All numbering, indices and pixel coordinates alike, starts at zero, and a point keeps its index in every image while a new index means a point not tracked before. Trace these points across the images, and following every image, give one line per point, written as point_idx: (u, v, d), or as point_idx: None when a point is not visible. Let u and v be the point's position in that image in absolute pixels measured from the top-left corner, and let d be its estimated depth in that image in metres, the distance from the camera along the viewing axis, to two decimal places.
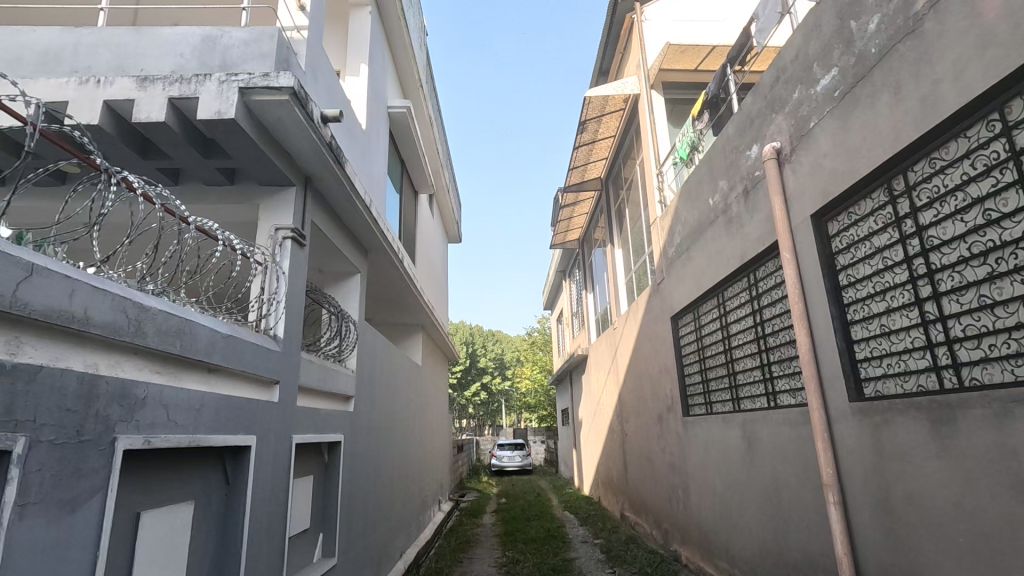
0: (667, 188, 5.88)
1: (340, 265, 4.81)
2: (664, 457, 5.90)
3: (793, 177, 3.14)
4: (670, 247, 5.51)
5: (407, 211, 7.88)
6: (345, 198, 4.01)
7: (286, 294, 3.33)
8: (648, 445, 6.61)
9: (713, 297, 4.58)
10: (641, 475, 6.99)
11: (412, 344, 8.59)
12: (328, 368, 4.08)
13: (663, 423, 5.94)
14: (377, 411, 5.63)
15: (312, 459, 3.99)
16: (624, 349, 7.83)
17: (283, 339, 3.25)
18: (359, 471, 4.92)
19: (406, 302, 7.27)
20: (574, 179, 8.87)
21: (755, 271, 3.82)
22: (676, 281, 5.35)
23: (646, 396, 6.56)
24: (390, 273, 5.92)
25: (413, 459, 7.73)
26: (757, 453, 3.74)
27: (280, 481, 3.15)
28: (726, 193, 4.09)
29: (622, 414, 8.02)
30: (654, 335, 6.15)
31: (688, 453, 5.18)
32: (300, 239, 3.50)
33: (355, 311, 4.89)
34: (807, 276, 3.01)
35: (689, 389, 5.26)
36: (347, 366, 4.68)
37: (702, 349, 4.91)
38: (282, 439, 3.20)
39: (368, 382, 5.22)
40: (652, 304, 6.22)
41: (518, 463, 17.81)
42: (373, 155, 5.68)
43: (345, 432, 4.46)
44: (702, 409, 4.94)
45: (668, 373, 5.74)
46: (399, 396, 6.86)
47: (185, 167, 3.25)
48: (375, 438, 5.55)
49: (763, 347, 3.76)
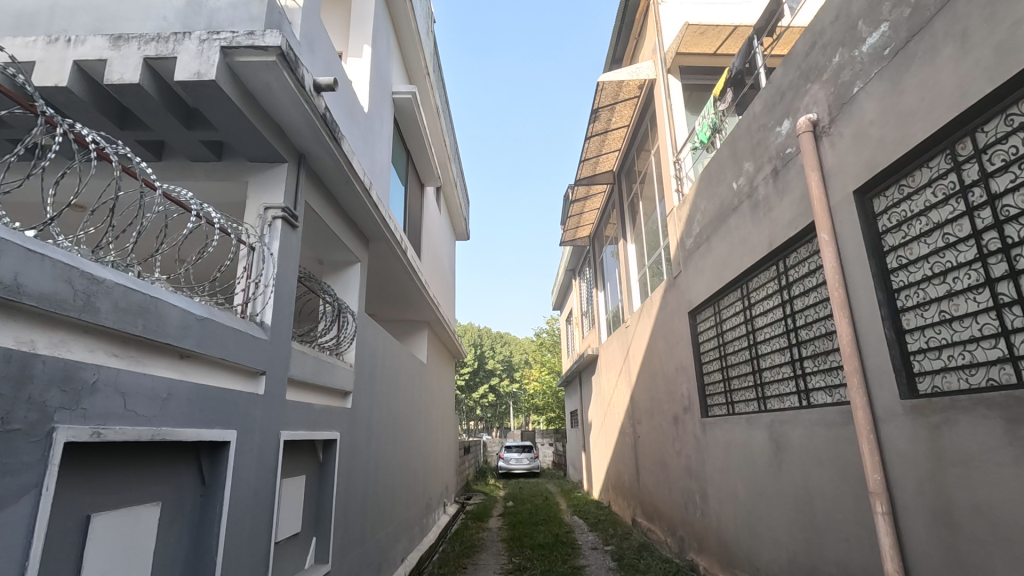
0: (686, 176, 5.57)
1: (340, 254, 4.57)
2: (680, 460, 5.58)
3: (833, 151, 2.83)
4: (688, 238, 5.20)
5: (412, 203, 7.64)
6: (343, 180, 3.76)
7: (274, 278, 3.07)
8: (662, 449, 6.30)
9: (736, 289, 4.27)
10: (655, 480, 6.66)
11: (417, 342, 8.34)
12: (324, 363, 3.80)
13: (678, 425, 5.62)
14: (377, 409, 5.37)
15: (305, 458, 3.73)
16: (637, 347, 7.53)
17: (271, 326, 3.00)
18: (358, 471, 4.66)
19: (410, 296, 7.01)
20: (586, 172, 8.54)
21: (784, 259, 3.52)
22: (695, 274, 5.04)
23: (661, 396, 6.25)
24: (392, 265, 5.65)
25: (417, 460, 7.47)
26: (786, 457, 3.42)
27: (266, 482, 2.89)
28: (752, 175, 3.79)
29: (635, 416, 7.71)
30: (670, 332, 5.84)
31: (706, 456, 4.86)
32: (291, 220, 3.25)
33: (355, 302, 4.63)
34: (848, 260, 2.71)
35: (708, 388, 4.95)
36: (345, 361, 4.40)
37: (723, 345, 4.60)
38: (268, 436, 2.93)
39: (368, 378, 4.96)
40: (667, 299, 5.92)
41: (526, 466, 17.51)
42: (376, 140, 5.43)
43: (342, 429, 4.20)
44: (722, 409, 4.63)
45: (684, 372, 5.44)
46: (402, 394, 6.61)
47: (167, 139, 3.02)
48: (376, 438, 5.29)
49: (793, 341, 3.46)
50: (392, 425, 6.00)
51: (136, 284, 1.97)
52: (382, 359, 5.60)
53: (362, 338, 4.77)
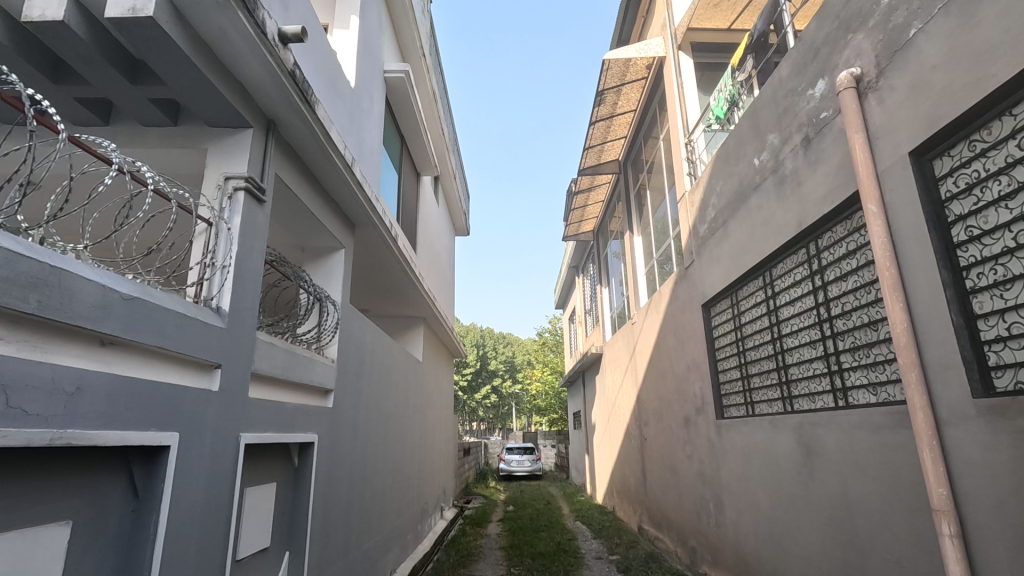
0: (698, 159, 5.15)
1: (321, 239, 4.18)
2: (692, 465, 5.18)
3: (881, 108, 2.42)
4: (702, 224, 4.80)
5: (407, 193, 7.25)
6: (321, 152, 3.38)
7: (235, 258, 2.68)
8: (671, 453, 5.89)
9: (757, 277, 3.86)
10: (663, 486, 6.25)
11: (412, 339, 7.94)
12: (299, 357, 3.40)
13: (690, 428, 5.21)
14: (365, 408, 4.98)
15: (276, 463, 3.34)
16: (644, 344, 7.12)
17: (229, 313, 2.61)
18: (341, 477, 4.27)
19: (403, 289, 6.62)
20: (591, 160, 8.14)
21: (816, 240, 3.11)
22: (709, 263, 4.63)
23: (670, 397, 5.84)
24: (382, 254, 5.26)
25: (412, 463, 7.07)
26: (818, 464, 3.02)
27: (222, 491, 2.51)
28: (777, 148, 3.38)
29: (641, 417, 7.30)
30: (681, 328, 5.44)
31: (722, 461, 4.46)
32: (256, 193, 2.86)
33: (338, 292, 4.23)
34: (902, 233, 2.30)
35: (723, 387, 4.54)
36: (326, 356, 4.00)
37: (741, 340, 4.19)
38: (225, 440, 2.54)
39: (354, 375, 4.57)
40: (678, 292, 5.51)
41: (528, 468, 17.11)
42: (364, 119, 5.04)
43: (321, 431, 3.81)
44: (740, 410, 4.23)
45: (696, 370, 5.04)
46: (395, 394, 6.21)
47: (111, 98, 2.64)
48: (363, 440, 4.90)
49: (826, 332, 3.05)
50: (382, 427, 5.61)
51: (29, 250, 1.60)
52: (371, 355, 5.21)
53: (347, 331, 4.37)
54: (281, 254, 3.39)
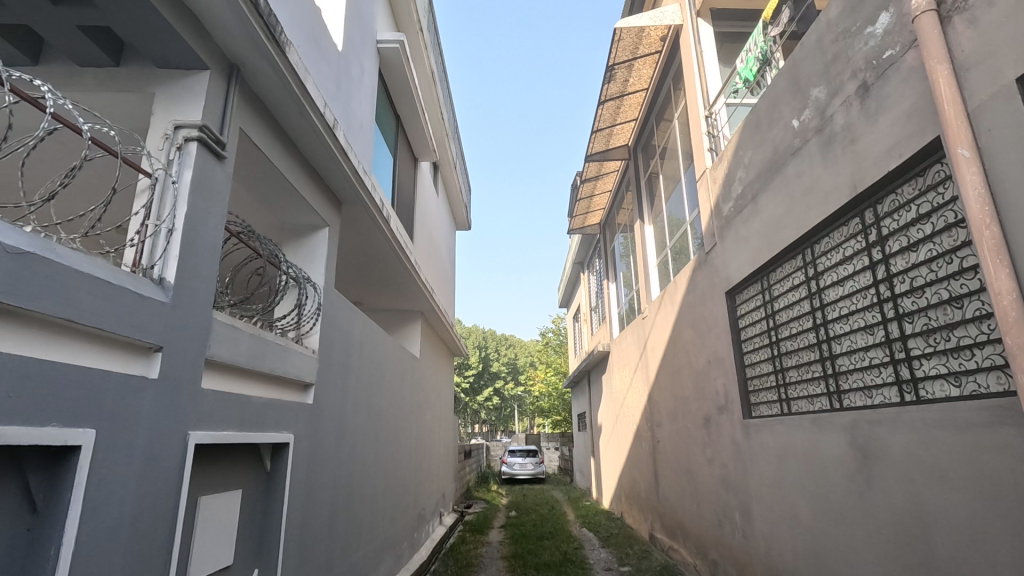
0: (720, 132, 4.69)
1: (301, 214, 3.72)
2: (713, 469, 4.71)
3: (974, 32, 1.97)
4: (725, 202, 4.34)
5: (404, 178, 6.82)
6: (295, 107, 2.93)
7: (183, 221, 2.23)
8: (689, 456, 5.41)
9: (795, 257, 3.40)
10: (678, 492, 5.77)
11: (409, 334, 7.50)
12: (268, 343, 2.96)
13: (711, 429, 4.73)
14: (353, 406, 4.53)
15: (243, 467, 2.89)
16: (656, 339, 6.65)
17: (174, 286, 2.15)
18: (324, 482, 3.82)
19: (398, 279, 6.17)
20: (598, 145, 7.68)
21: (873, 207, 2.65)
22: (734, 245, 4.17)
23: (687, 395, 5.38)
24: (373, 237, 4.81)
25: (407, 467, 6.62)
26: (877, 469, 2.56)
27: (165, 501, 2.07)
28: (823, 103, 2.93)
29: (653, 418, 6.82)
30: (700, 319, 4.97)
31: (749, 465, 4.00)
32: (213, 147, 2.41)
33: (321, 275, 3.79)
34: (1006, 182, 1.84)
35: (752, 383, 4.06)
36: (306, 347, 3.56)
37: (773, 329, 3.72)
38: (167, 440, 2.09)
39: (339, 368, 4.12)
40: (696, 280, 5.05)
41: (530, 471, 16.63)
42: (353, 88, 4.60)
43: (299, 430, 3.36)
44: (773, 408, 3.75)
45: (718, 364, 4.58)
46: (388, 392, 5.75)
47: (34, 25, 2.27)
48: (351, 442, 4.45)
49: (887, 314, 2.58)
50: (373, 428, 5.14)
51: None
52: (360, 348, 4.75)
53: (331, 320, 3.92)
54: (249, 224, 2.95)
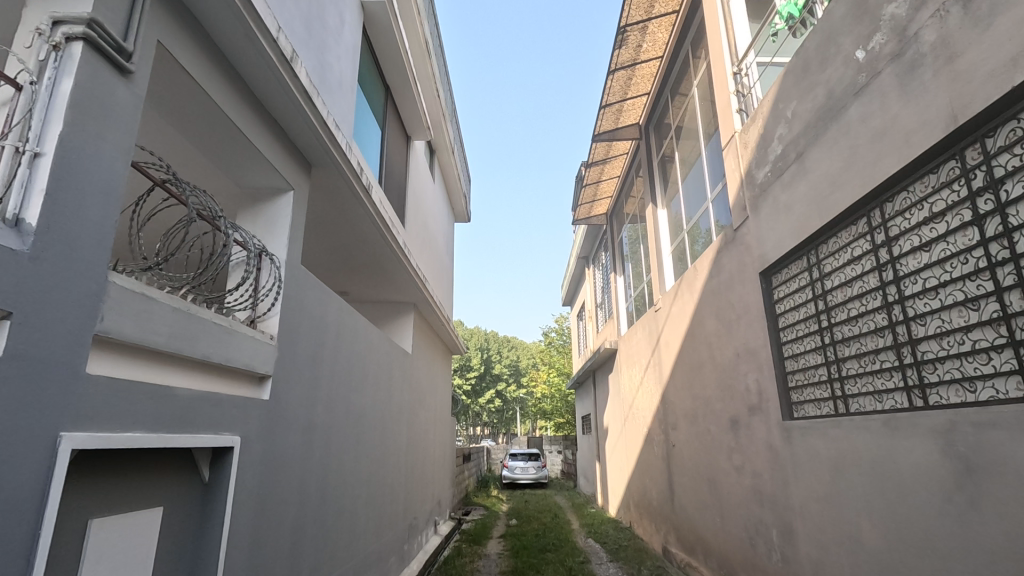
0: (751, 90, 4.09)
1: (258, 173, 3.14)
2: (743, 479, 4.09)
3: None
4: (760, 167, 3.73)
5: (394, 155, 6.24)
6: (238, 22, 2.34)
7: (55, 144, 1.64)
8: (711, 464, 4.78)
9: (855, 222, 2.80)
10: (698, 504, 5.13)
11: (400, 328, 6.90)
12: (200, 320, 2.36)
13: (741, 433, 4.11)
14: (328, 405, 3.93)
15: (169, 477, 2.30)
16: (672, 332, 6.03)
17: (38, 231, 1.56)
18: (288, 494, 3.22)
19: (386, 264, 5.57)
20: (607, 123, 7.07)
21: (978, 144, 2.06)
22: (773, 217, 3.56)
23: (710, 394, 4.75)
24: (353, 211, 4.21)
25: (396, 473, 6.00)
26: (988, 486, 1.95)
27: (24, 528, 1.48)
28: (902, 20, 2.33)
29: (668, 420, 6.21)
30: (726, 306, 4.35)
31: (790, 475, 3.39)
32: (110, 55, 1.82)
33: (282, 246, 3.19)
34: None
35: (796, 379, 3.44)
36: (262, 331, 2.96)
37: (822, 313, 3.11)
38: (22, 447, 1.49)
39: (308, 359, 3.52)
40: (722, 262, 4.44)
41: (532, 475, 16.00)
42: (330, 38, 4.01)
43: (250, 431, 2.76)
44: (824, 408, 3.14)
45: (749, 357, 3.97)
46: (372, 390, 5.13)
47: None
48: (325, 446, 3.85)
49: (1001, 282, 1.98)
50: (354, 431, 4.53)
51: None
52: (337, 339, 4.14)
53: (297, 302, 3.32)
54: (174, 170, 2.26)
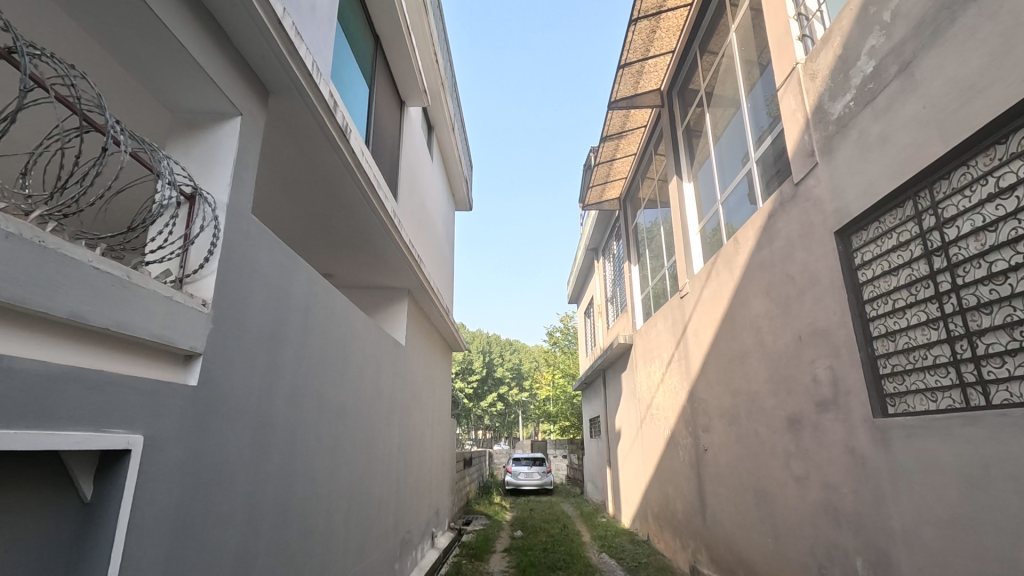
0: (817, 10, 3.32)
1: (192, 87, 2.39)
2: (808, 492, 3.31)
3: None
4: (835, 98, 2.97)
5: (385, 118, 5.49)
6: None
7: None
8: (760, 473, 3.97)
9: (1004, 141, 2.04)
10: (741, 520, 4.32)
11: (392, 317, 6.12)
12: (66, 261, 1.60)
13: (805, 435, 3.33)
14: (295, 398, 3.16)
15: (17, 496, 1.57)
16: (703, 318, 5.23)
17: None
18: (232, 511, 2.45)
19: (374, 238, 4.81)
20: (626, 88, 6.31)
21: None
22: (856, 158, 2.80)
23: (759, 389, 3.97)
24: (324, 157, 3.44)
25: (385, 482, 5.20)
26: None
27: None
28: None
29: (697, 421, 5.42)
30: (783, 281, 3.58)
31: (885, 488, 2.61)
32: None
33: (222, 185, 2.42)
34: None
35: (892, 365, 2.66)
36: (191, 296, 2.18)
37: (941, 272, 2.35)
38: None
39: (263, 338, 2.75)
40: (777, 227, 3.67)
41: (537, 482, 15.21)
42: None
43: (168, 429, 2.00)
44: (944, 402, 2.36)
45: (817, 341, 3.19)
46: (356, 384, 4.36)
47: None
48: (289, 450, 3.07)
49: None
50: (330, 432, 3.75)
51: None
52: (307, 319, 3.35)
53: (244, 260, 2.54)
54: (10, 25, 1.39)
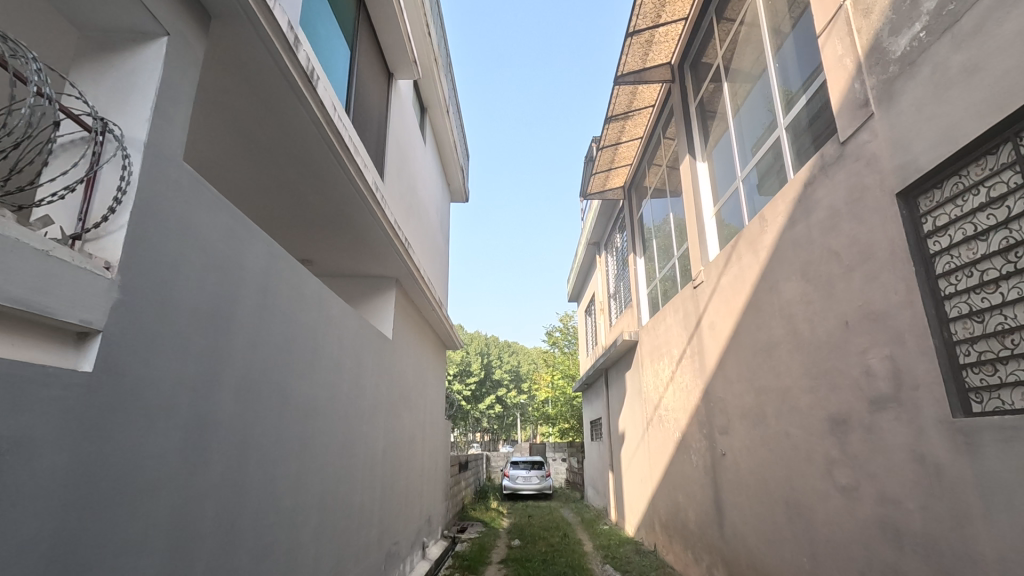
0: None
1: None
2: (857, 504, 2.81)
3: None
4: (898, 32, 2.47)
5: (369, 87, 4.98)
6: None
7: None
8: (792, 481, 3.47)
9: None
10: (767, 535, 3.81)
11: (378, 309, 5.61)
12: None
13: (855, 437, 2.82)
14: (249, 393, 2.65)
15: None
16: (721, 308, 4.71)
17: None
18: (156, 531, 1.95)
19: (355, 218, 4.29)
20: (634, 60, 5.80)
21: None
22: (926, 101, 2.30)
23: (791, 385, 3.47)
24: (287, 109, 2.93)
25: (368, 491, 4.66)
26: None
27: None
28: None
29: (714, 422, 4.91)
30: (824, 258, 3.07)
31: (968, 503, 2.12)
32: None
33: (138, 121, 1.92)
34: None
35: (979, 351, 2.16)
36: (88, 256, 1.69)
37: None
38: None
39: (203, 317, 2.24)
40: (816, 196, 3.17)
41: (535, 486, 14.69)
42: None
43: (46, 427, 1.50)
44: None
45: (871, 327, 2.69)
46: (332, 379, 3.86)
47: None
48: (241, 453, 2.57)
49: None
50: (297, 433, 3.22)
51: None
52: (266, 299, 2.85)
53: (172, 218, 2.03)
54: None
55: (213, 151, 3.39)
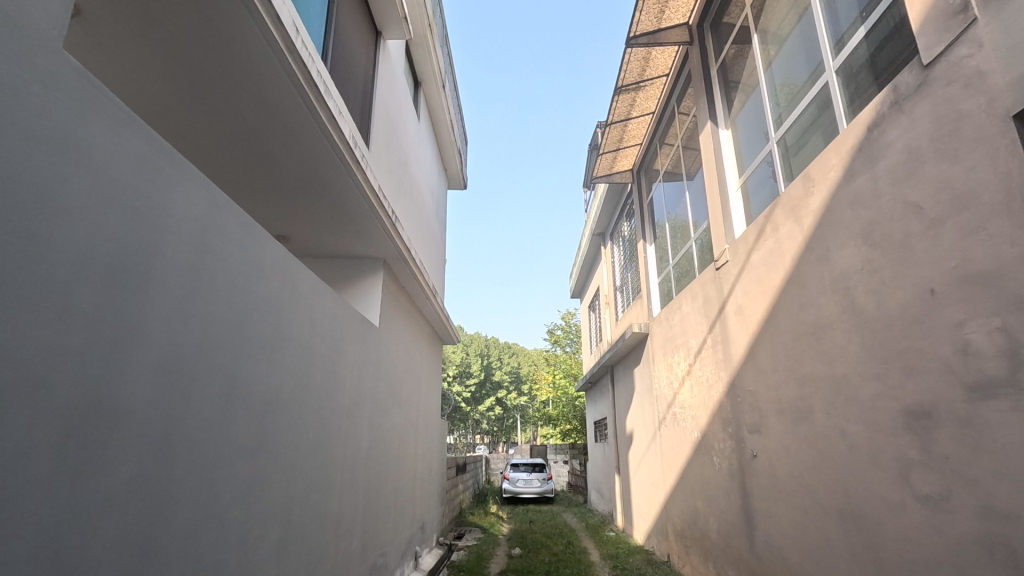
0: None
1: None
2: (949, 517, 2.23)
3: None
4: None
5: (352, 39, 4.40)
6: None
7: None
8: (850, 487, 2.89)
9: None
10: (814, 549, 3.23)
11: (364, 293, 5.04)
12: None
13: (945, 433, 2.24)
14: (178, 375, 2.07)
15: None
16: (752, 289, 4.12)
17: None
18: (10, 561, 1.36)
19: (332, 183, 3.72)
20: (649, 18, 5.21)
21: None
22: None
23: (849, 372, 2.89)
24: (236, 28, 2.39)
25: (348, 496, 4.08)
26: None
27: None
28: None
29: (742, 418, 4.33)
30: (899, 212, 2.49)
31: None
32: None
33: None
34: None
35: None
36: None
37: None
38: None
39: (99, 268, 1.67)
40: (886, 138, 2.59)
41: (535, 489, 14.08)
42: None
43: None
44: None
45: (971, 292, 2.11)
46: (302, 365, 3.28)
47: None
48: (165, 452, 1.98)
49: None
50: (252, 429, 2.65)
51: None
52: (206, 260, 2.28)
53: (37, 123, 1.45)
54: None
55: (153, 89, 2.82)
